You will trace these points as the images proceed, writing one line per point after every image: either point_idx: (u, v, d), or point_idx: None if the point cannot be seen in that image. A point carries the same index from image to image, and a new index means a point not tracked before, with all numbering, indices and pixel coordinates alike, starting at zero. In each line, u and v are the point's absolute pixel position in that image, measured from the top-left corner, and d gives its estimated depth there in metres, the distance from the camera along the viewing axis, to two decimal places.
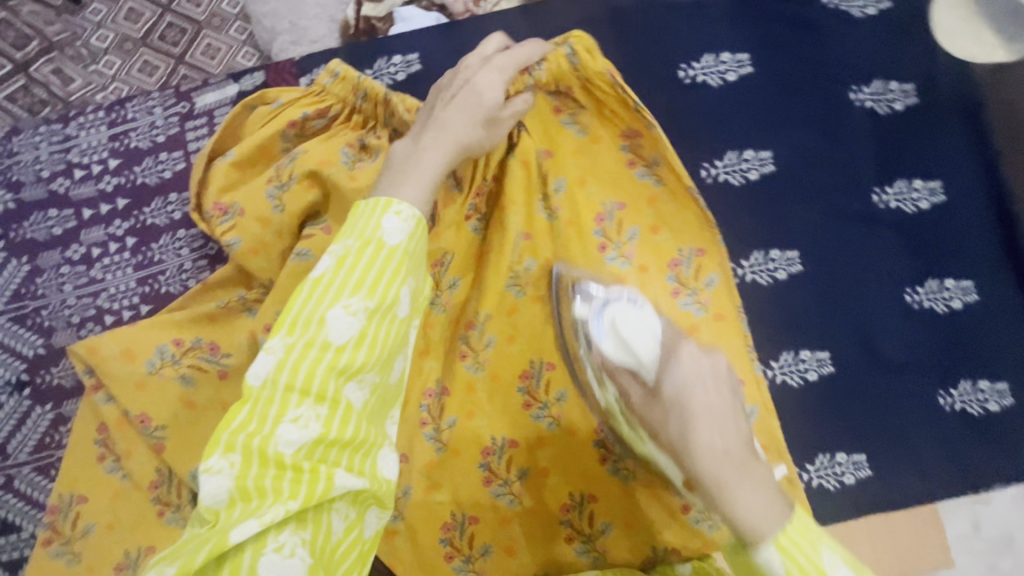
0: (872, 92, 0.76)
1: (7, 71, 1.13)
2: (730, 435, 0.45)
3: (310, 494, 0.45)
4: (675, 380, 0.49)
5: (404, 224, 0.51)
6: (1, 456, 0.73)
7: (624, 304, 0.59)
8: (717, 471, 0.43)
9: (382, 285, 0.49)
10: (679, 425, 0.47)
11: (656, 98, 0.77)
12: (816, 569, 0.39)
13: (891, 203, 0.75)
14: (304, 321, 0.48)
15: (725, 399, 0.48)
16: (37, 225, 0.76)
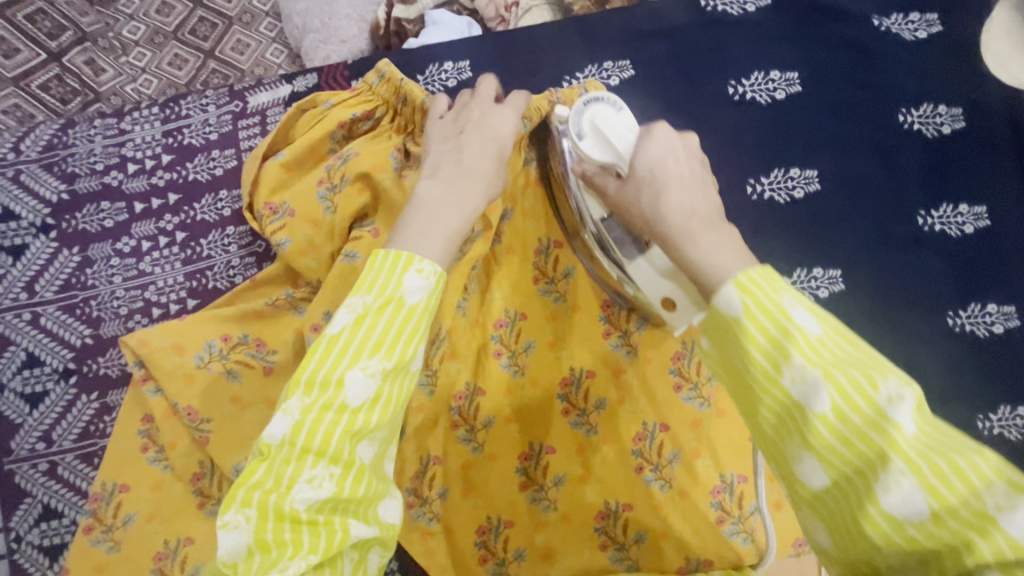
0: (920, 115, 0.77)
1: (43, 61, 1.14)
2: (699, 195, 0.49)
3: (328, 546, 0.43)
4: (646, 159, 0.53)
5: (425, 282, 0.50)
6: (45, 442, 0.74)
7: (605, 106, 0.62)
8: (685, 221, 0.47)
9: (399, 345, 0.48)
10: (652, 193, 0.51)
11: (704, 113, 0.77)
12: (776, 308, 0.38)
13: (936, 226, 0.75)
14: (322, 380, 0.47)
15: (693, 169, 0.52)
16: (89, 217, 0.77)
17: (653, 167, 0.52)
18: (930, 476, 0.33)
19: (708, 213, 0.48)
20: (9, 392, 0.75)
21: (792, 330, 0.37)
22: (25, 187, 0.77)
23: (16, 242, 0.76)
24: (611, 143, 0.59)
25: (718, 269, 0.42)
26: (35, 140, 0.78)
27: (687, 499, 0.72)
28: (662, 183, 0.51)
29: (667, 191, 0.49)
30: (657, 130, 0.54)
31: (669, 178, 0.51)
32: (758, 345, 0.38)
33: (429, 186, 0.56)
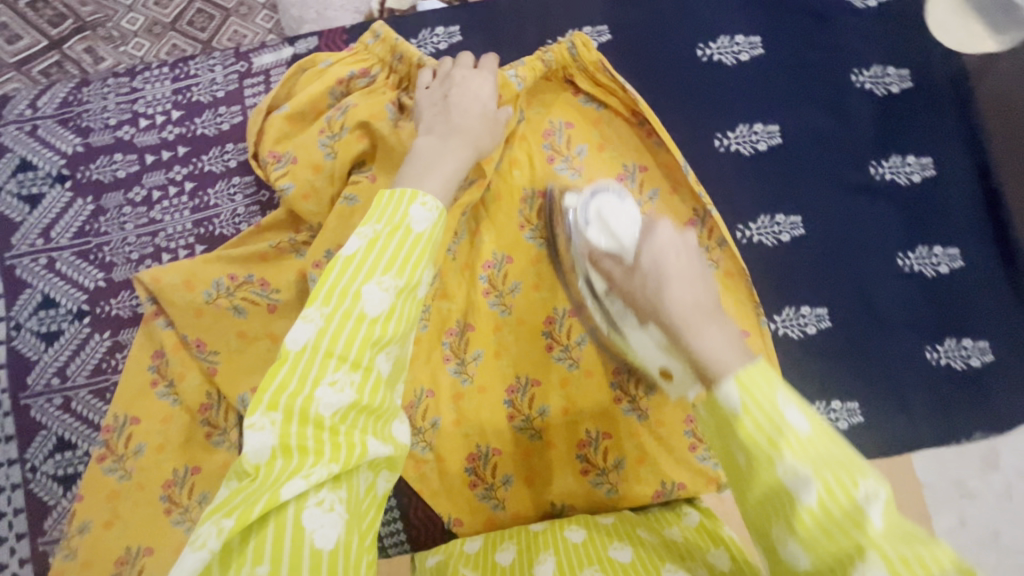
0: (871, 75, 0.84)
1: (43, 47, 1.19)
2: (702, 294, 0.53)
3: (349, 457, 0.45)
4: (652, 250, 0.57)
5: (429, 214, 0.53)
6: (60, 378, 0.79)
7: (609, 198, 0.69)
8: (687, 317, 0.51)
9: (409, 266, 0.51)
10: (656, 285, 0.55)
11: (675, 74, 0.84)
12: (771, 406, 0.40)
13: (886, 175, 0.82)
14: (340, 293, 0.49)
15: (693, 265, 0.56)
16: (103, 168, 0.82)
17: (658, 258, 0.56)
18: (897, 564, 0.36)
19: (709, 307, 0.52)
20: (26, 332, 0.79)
21: (785, 427, 0.40)
22: (42, 140, 0.82)
23: (33, 191, 0.81)
24: (614, 232, 0.64)
25: (718, 358, 0.45)
26: (51, 97, 0.83)
27: (663, 428, 0.77)
28: (667, 276, 0.55)
29: (670, 285, 0.54)
30: (660, 226, 0.58)
31: (671, 270, 0.55)
32: (753, 436, 0.40)
33: (426, 140, 0.64)
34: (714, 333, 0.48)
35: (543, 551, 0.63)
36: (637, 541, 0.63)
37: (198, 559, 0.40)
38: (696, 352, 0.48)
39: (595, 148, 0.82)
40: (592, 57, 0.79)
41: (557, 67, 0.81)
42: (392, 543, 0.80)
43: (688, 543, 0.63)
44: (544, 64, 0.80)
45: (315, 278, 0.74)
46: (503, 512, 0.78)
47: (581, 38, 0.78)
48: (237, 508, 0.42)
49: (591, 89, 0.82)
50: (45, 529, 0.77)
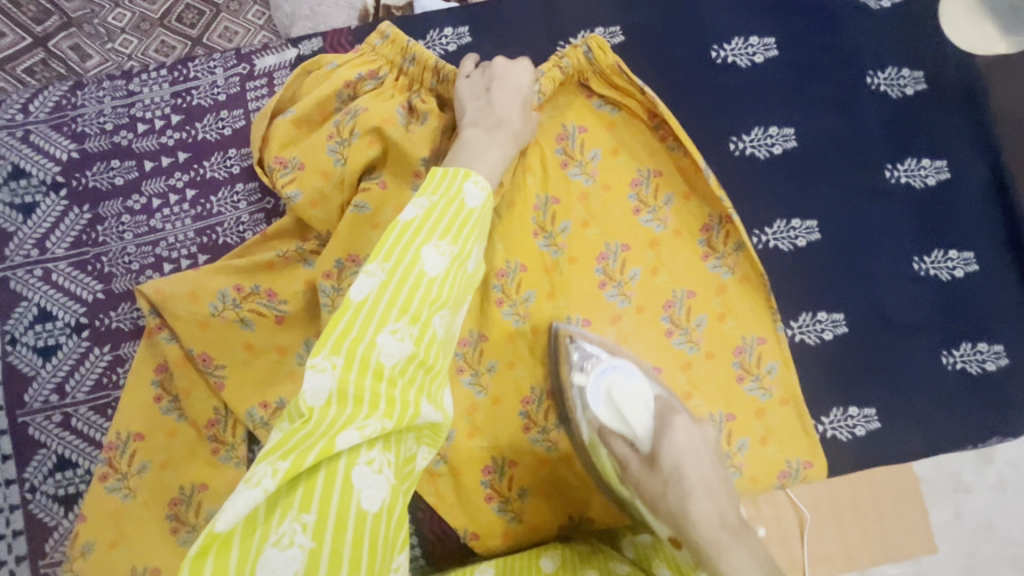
0: (886, 78, 0.83)
1: (27, 45, 1.15)
2: (724, 508, 0.66)
3: (402, 415, 0.45)
4: (674, 454, 0.68)
5: (481, 192, 0.55)
6: (59, 395, 0.76)
7: (620, 373, 0.73)
8: (716, 535, 0.64)
9: (464, 235, 0.52)
10: (679, 495, 0.66)
11: (689, 77, 0.83)
12: None
13: (901, 178, 0.81)
14: (401, 250, 0.49)
15: (712, 471, 0.68)
16: (100, 175, 0.79)
17: (677, 462, 0.68)
18: None
19: (728, 521, 0.66)
20: (22, 346, 0.76)
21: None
22: (35, 146, 0.79)
23: (26, 199, 0.78)
24: (628, 419, 0.71)
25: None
26: (44, 101, 0.80)
27: None
28: (687, 486, 0.66)
29: (694, 499, 0.66)
30: (676, 424, 0.69)
31: (691, 482, 0.67)
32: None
33: (475, 132, 0.67)
34: (738, 556, 0.63)
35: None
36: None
37: (252, 496, 0.39)
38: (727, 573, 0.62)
39: (610, 152, 0.81)
40: (608, 61, 0.77)
41: (572, 71, 0.79)
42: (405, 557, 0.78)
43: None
44: (559, 66, 0.78)
45: (326, 289, 0.72)
46: (519, 524, 0.77)
47: (597, 41, 0.76)
48: (292, 452, 0.41)
49: (607, 93, 0.80)
50: (45, 551, 0.74)
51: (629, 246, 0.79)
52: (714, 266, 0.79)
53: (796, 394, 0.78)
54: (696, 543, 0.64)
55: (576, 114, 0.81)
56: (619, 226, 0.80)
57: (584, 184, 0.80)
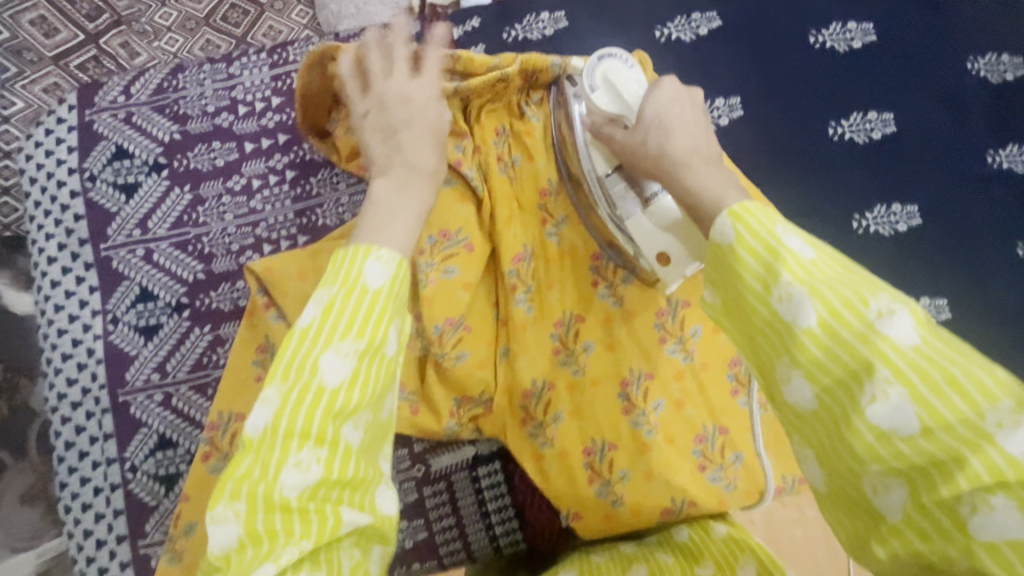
0: (986, 63, 0.82)
1: (80, 41, 1.15)
2: (703, 144, 0.52)
3: (321, 532, 0.38)
4: (656, 108, 0.55)
5: (387, 267, 0.44)
6: (160, 373, 0.76)
7: (616, 60, 0.63)
8: (687, 159, 0.50)
9: (370, 325, 0.42)
10: (659, 138, 0.53)
11: (785, 63, 0.83)
12: (768, 232, 0.37)
13: (1004, 164, 0.81)
14: (296, 367, 0.41)
15: (698, 119, 0.55)
16: (201, 156, 0.79)
17: (661, 115, 0.55)
18: (924, 392, 0.32)
19: (710, 155, 0.51)
20: (124, 325, 0.76)
21: (783, 247, 0.36)
22: (137, 127, 0.79)
23: (128, 179, 0.79)
24: (622, 96, 0.61)
25: (714, 193, 0.46)
26: (145, 83, 0.81)
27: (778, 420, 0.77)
28: (670, 127, 0.53)
29: (674, 135, 0.52)
30: (662, 86, 0.57)
31: (675, 124, 0.53)
32: (749, 264, 0.37)
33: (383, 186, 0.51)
34: (711, 172, 0.49)
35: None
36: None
37: None
38: (688, 187, 0.49)
39: None
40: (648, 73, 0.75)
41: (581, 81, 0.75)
42: (507, 543, 0.77)
43: (719, 557, 0.60)
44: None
45: (426, 269, 0.74)
46: (622, 508, 0.74)
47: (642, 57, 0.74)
48: None
49: None
50: (146, 531, 0.74)
51: None
52: None
53: None
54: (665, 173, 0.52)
55: None
56: None
57: None
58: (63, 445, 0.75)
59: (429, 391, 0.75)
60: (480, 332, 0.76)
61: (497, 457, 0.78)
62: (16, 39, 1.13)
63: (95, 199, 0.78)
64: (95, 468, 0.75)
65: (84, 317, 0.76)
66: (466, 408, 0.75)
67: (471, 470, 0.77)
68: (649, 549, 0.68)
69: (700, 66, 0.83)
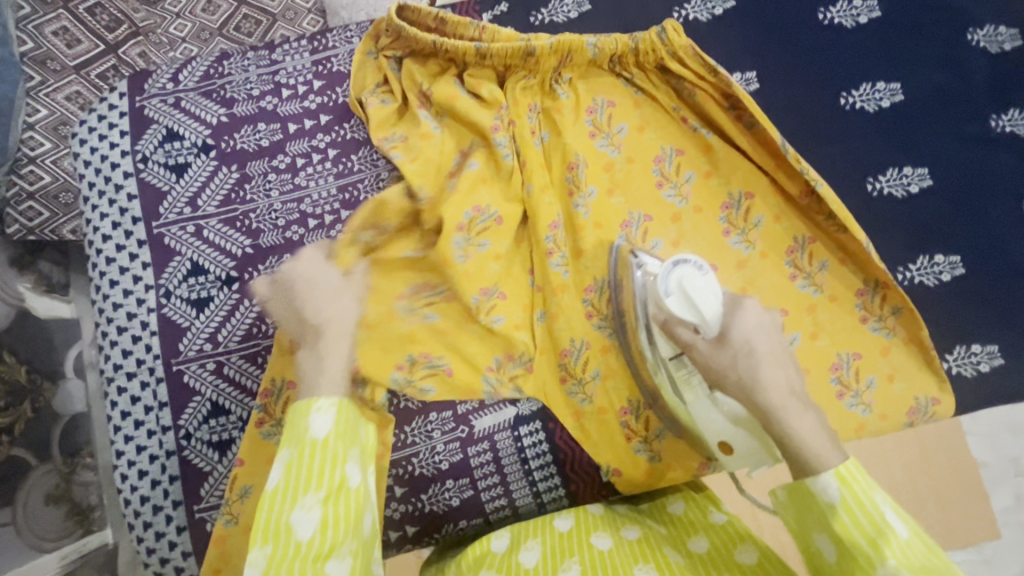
0: (985, 35, 0.88)
1: (98, 52, 1.10)
2: (792, 378, 0.59)
3: None
4: (742, 331, 0.61)
5: (328, 415, 0.55)
6: (213, 344, 0.79)
7: (690, 267, 0.66)
8: (784, 403, 0.57)
9: (326, 473, 0.54)
10: (750, 368, 0.60)
11: (797, 39, 0.88)
12: (876, 511, 0.50)
13: (1006, 128, 0.86)
14: (274, 529, 0.52)
15: (780, 345, 0.61)
16: (247, 137, 0.83)
17: (749, 339, 0.61)
18: None
19: (798, 391, 0.59)
20: (176, 298, 0.80)
21: (886, 528, 0.50)
22: (186, 111, 0.84)
23: (179, 160, 0.83)
24: (698, 305, 0.63)
25: (817, 449, 0.54)
26: (192, 71, 0.86)
27: (810, 376, 0.80)
28: (759, 357, 0.60)
29: (765, 369, 0.59)
30: (746, 307, 0.63)
31: (762, 352, 0.60)
32: (860, 535, 0.50)
33: (305, 355, 0.62)
34: (806, 420, 0.56)
35: (567, 558, 0.66)
36: (663, 563, 0.64)
37: None
38: (793, 437, 0.55)
39: (636, 128, 0.82)
40: (681, 42, 0.78)
41: (609, 54, 0.81)
42: (550, 499, 0.80)
43: (717, 538, 0.66)
44: (631, 43, 0.79)
45: (463, 242, 0.78)
46: (659, 462, 0.78)
47: (672, 23, 0.78)
48: None
49: (656, 77, 0.82)
50: (201, 496, 0.76)
51: (754, 195, 0.82)
52: (803, 286, 0.81)
53: (925, 341, 0.80)
54: (761, 409, 0.58)
55: (622, 98, 0.83)
56: (707, 209, 0.82)
57: (610, 155, 0.82)
58: (119, 414, 0.78)
59: (473, 357, 0.78)
60: (514, 299, 0.80)
61: (537, 416, 0.80)
62: (40, 49, 1.07)
63: (148, 179, 0.82)
64: (150, 437, 0.77)
65: (138, 292, 0.80)
66: (507, 367, 0.79)
67: (513, 429, 0.80)
68: (640, 512, 0.74)
69: (716, 44, 0.88)
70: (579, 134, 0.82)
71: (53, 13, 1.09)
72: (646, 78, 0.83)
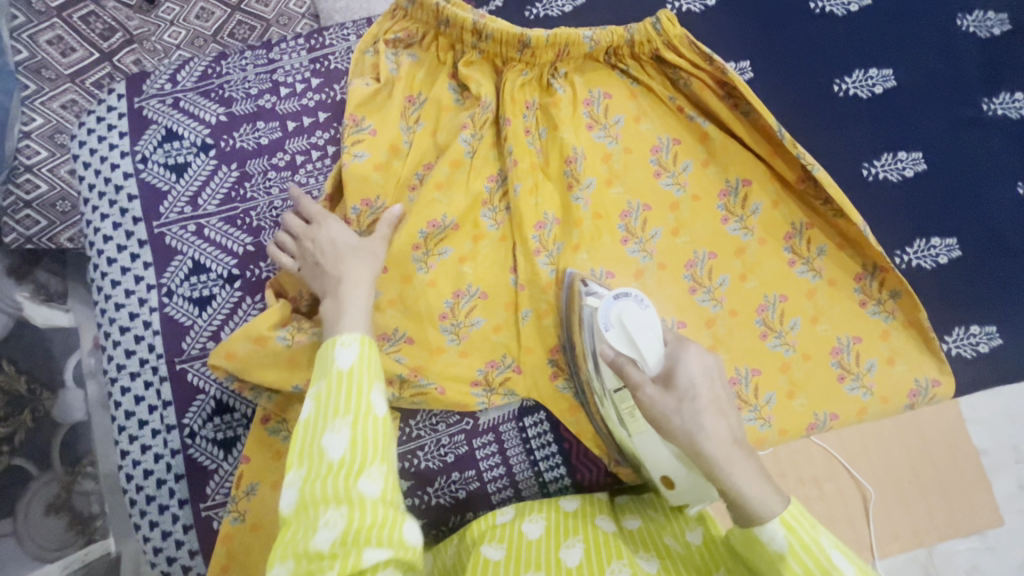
0: (974, 20, 0.89)
1: (93, 59, 1.10)
2: (733, 423, 0.57)
3: (345, 565, 0.47)
4: (687, 374, 0.57)
5: (352, 348, 0.56)
6: (217, 343, 0.79)
7: (632, 301, 0.65)
8: (728, 450, 0.54)
9: (353, 399, 0.53)
10: (694, 414, 0.55)
11: (789, 29, 0.89)
12: (822, 554, 0.51)
13: (998, 111, 0.87)
14: (309, 451, 0.52)
15: (722, 387, 0.58)
16: (246, 136, 0.84)
17: (694, 382, 0.57)
18: None
19: (740, 436, 0.56)
20: (178, 297, 0.80)
21: (832, 569, 0.51)
22: (185, 112, 0.84)
23: (178, 160, 0.83)
24: (637, 342, 0.61)
25: (759, 496, 0.53)
26: (190, 72, 0.86)
27: (811, 360, 0.80)
28: (703, 404, 0.56)
29: (709, 416, 0.55)
30: (691, 350, 0.59)
31: (706, 397, 0.56)
32: None
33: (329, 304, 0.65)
34: (748, 467, 0.54)
35: (572, 536, 0.68)
36: (664, 554, 0.65)
37: None
38: (735, 485, 0.53)
39: (632, 118, 0.83)
40: (675, 31, 0.80)
41: (606, 46, 0.81)
42: (556, 488, 0.80)
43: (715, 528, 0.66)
44: (627, 34, 0.80)
45: (422, 258, 0.79)
46: None
47: (666, 13, 0.79)
48: None
49: (651, 69, 0.83)
50: (206, 494, 0.76)
51: (751, 181, 0.83)
52: (802, 271, 0.82)
53: (924, 322, 0.81)
54: (704, 458, 0.54)
55: (617, 89, 0.84)
56: (703, 199, 0.83)
57: (608, 146, 0.82)
58: (123, 414, 0.78)
59: (477, 351, 0.78)
60: (496, 298, 0.79)
61: (541, 407, 0.80)
62: (35, 57, 1.07)
63: (148, 179, 0.82)
64: (154, 437, 0.77)
65: (140, 292, 0.80)
66: (494, 374, 0.78)
67: (518, 421, 0.80)
68: (642, 502, 0.75)
69: (710, 34, 0.89)
70: (575, 125, 0.82)
71: (47, 22, 1.08)
72: (641, 70, 0.83)
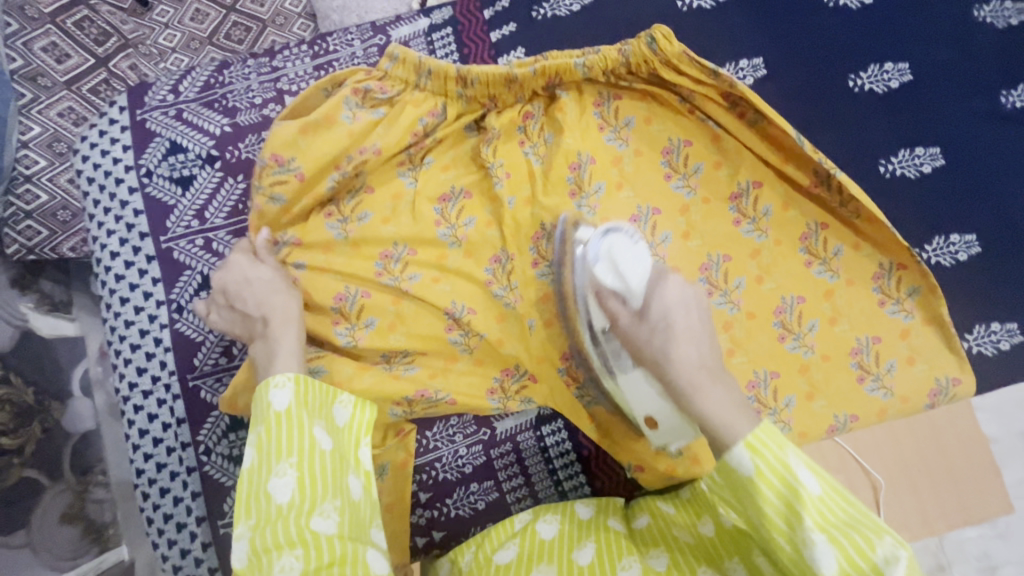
0: (991, 11, 0.87)
1: (88, 65, 1.08)
2: (707, 354, 0.57)
3: None
4: (662, 304, 0.59)
5: (285, 389, 0.59)
6: (228, 357, 0.78)
7: (622, 236, 0.65)
8: (695, 376, 0.55)
9: (296, 440, 0.56)
10: (664, 342, 0.58)
11: (803, 23, 0.87)
12: (784, 466, 0.47)
13: (1017, 103, 0.85)
14: (254, 499, 0.54)
15: (699, 322, 0.59)
16: (252, 147, 0.82)
17: (667, 312, 0.59)
18: None
19: (711, 364, 0.57)
20: (188, 313, 0.79)
21: (799, 486, 0.47)
22: (188, 123, 0.83)
23: (184, 172, 0.81)
24: (624, 274, 0.61)
25: (726, 420, 0.52)
26: (192, 82, 0.85)
27: (829, 362, 0.79)
28: (675, 333, 0.58)
29: (679, 343, 0.57)
30: (670, 280, 0.61)
31: (679, 329, 0.58)
32: (775, 499, 0.47)
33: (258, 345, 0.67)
34: (716, 394, 0.54)
35: (585, 539, 0.67)
36: (673, 546, 0.63)
37: None
38: (702, 411, 0.53)
39: (643, 120, 0.82)
40: (672, 49, 0.76)
41: (599, 69, 0.78)
42: (575, 496, 0.80)
43: None
44: (620, 58, 0.77)
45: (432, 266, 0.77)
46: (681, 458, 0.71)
47: (661, 31, 0.75)
48: None
49: (652, 84, 0.81)
50: (223, 511, 0.75)
51: (762, 183, 0.81)
52: (819, 271, 0.81)
53: (944, 318, 0.80)
54: (673, 383, 0.56)
55: (623, 94, 0.82)
56: (716, 199, 0.81)
57: (618, 148, 0.81)
58: (137, 432, 0.77)
59: (491, 360, 0.77)
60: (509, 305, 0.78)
61: (558, 415, 0.80)
62: (30, 66, 1.05)
63: (152, 194, 0.81)
64: (170, 454, 0.77)
65: (149, 308, 0.79)
66: (508, 383, 0.77)
67: (535, 429, 0.80)
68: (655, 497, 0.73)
69: (722, 30, 0.87)
70: (585, 127, 0.80)
71: (41, 28, 1.06)
72: (641, 88, 0.81)
